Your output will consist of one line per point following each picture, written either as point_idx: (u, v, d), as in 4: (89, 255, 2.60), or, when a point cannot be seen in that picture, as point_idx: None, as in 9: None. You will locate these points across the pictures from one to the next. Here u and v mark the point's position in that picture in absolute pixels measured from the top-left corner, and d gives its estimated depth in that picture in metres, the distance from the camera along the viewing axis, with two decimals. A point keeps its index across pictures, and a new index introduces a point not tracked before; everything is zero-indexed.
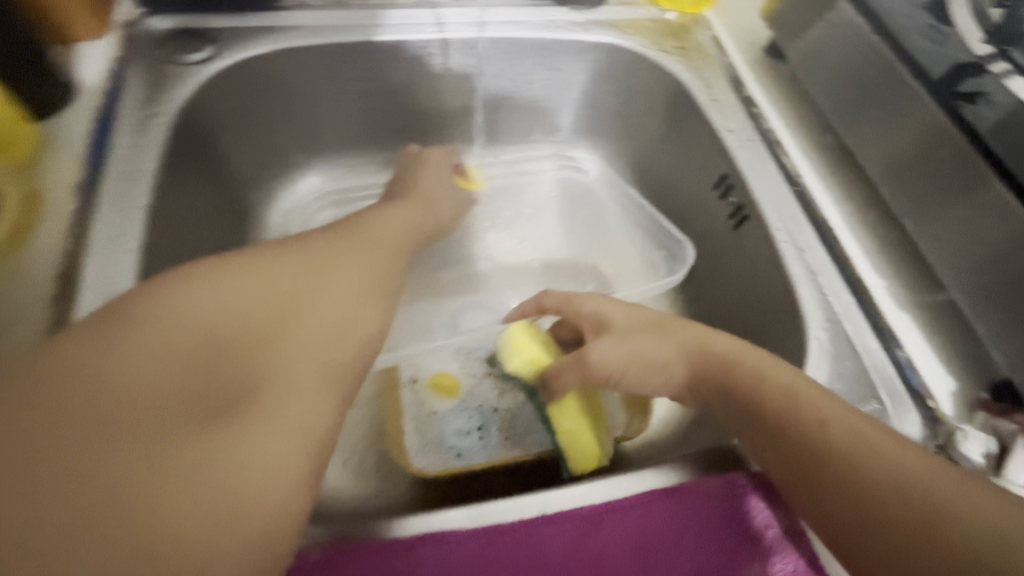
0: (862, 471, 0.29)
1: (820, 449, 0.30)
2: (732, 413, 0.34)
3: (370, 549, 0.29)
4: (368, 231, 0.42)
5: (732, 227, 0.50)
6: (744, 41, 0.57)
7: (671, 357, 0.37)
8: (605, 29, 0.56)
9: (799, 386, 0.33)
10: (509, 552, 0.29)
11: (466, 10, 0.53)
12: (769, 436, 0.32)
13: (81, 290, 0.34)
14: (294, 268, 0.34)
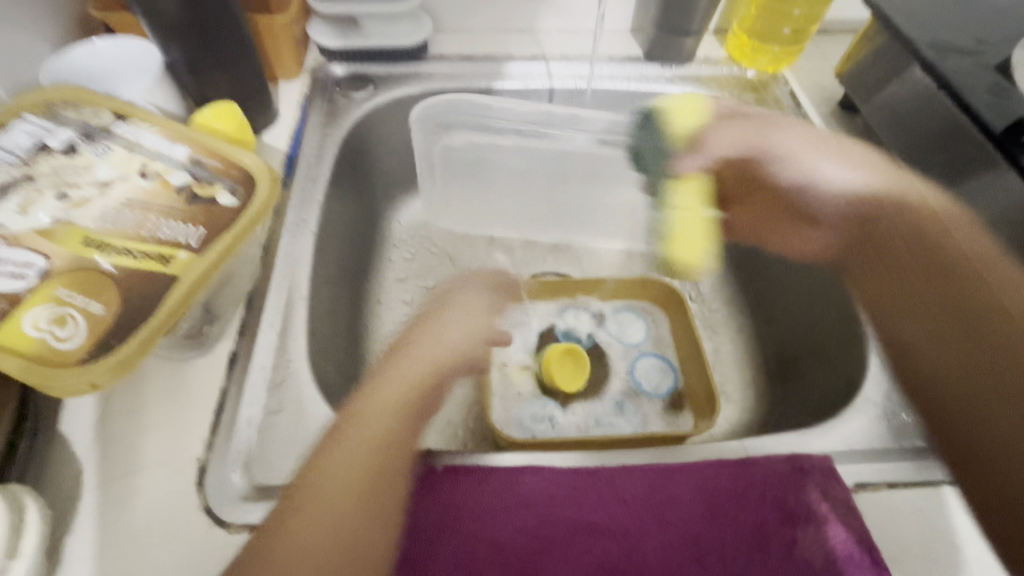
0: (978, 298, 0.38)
1: (942, 254, 0.40)
2: (903, 229, 0.42)
3: (486, 469, 0.37)
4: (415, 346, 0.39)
5: None
6: (819, 96, 0.64)
7: (844, 162, 0.45)
8: (690, 83, 0.65)
9: (988, 253, 0.39)
10: (594, 487, 0.36)
11: (573, 66, 0.64)
12: (945, 279, 0.40)
13: (277, 256, 0.46)
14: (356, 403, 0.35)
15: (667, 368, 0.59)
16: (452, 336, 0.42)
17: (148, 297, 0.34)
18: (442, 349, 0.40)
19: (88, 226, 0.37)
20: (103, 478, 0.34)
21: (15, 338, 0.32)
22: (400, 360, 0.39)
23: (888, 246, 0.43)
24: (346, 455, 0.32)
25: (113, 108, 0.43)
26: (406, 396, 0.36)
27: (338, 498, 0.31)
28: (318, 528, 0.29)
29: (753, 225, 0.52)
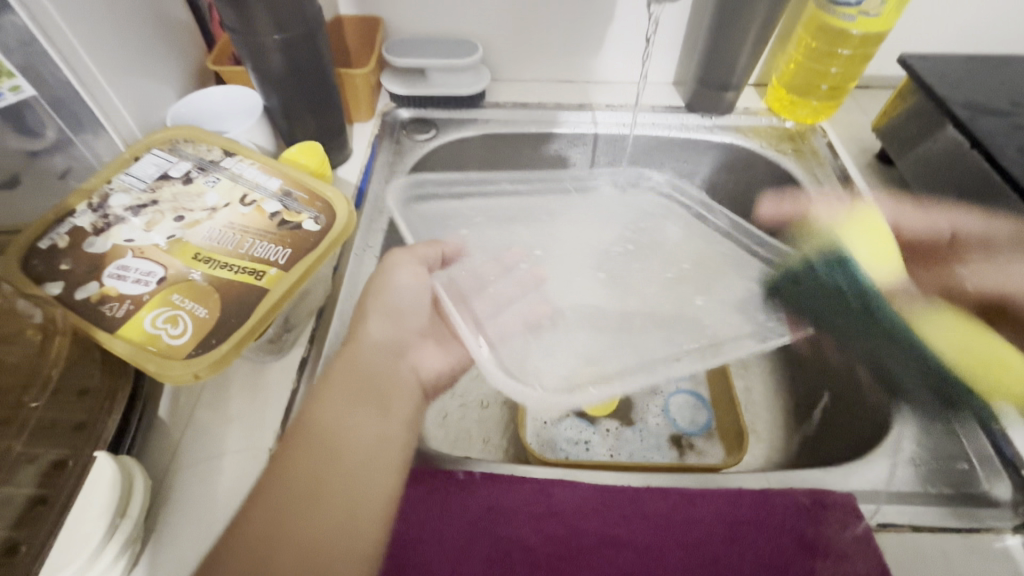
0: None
1: None
2: None
3: (519, 480, 0.40)
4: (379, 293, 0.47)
5: None
6: (857, 148, 0.66)
7: None
8: (729, 132, 0.69)
9: None
10: (620, 504, 0.39)
11: (620, 115, 0.69)
12: None
13: (346, 276, 0.52)
14: (342, 370, 0.41)
15: (699, 406, 0.60)
16: (401, 309, 0.47)
17: (242, 305, 0.41)
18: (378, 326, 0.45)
19: (197, 243, 0.44)
20: (192, 457, 0.40)
21: (139, 333, 0.39)
22: (360, 341, 0.44)
23: None
24: (323, 422, 0.38)
25: (221, 146, 0.50)
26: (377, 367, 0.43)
27: (316, 458, 0.36)
28: (300, 479, 0.35)
29: None
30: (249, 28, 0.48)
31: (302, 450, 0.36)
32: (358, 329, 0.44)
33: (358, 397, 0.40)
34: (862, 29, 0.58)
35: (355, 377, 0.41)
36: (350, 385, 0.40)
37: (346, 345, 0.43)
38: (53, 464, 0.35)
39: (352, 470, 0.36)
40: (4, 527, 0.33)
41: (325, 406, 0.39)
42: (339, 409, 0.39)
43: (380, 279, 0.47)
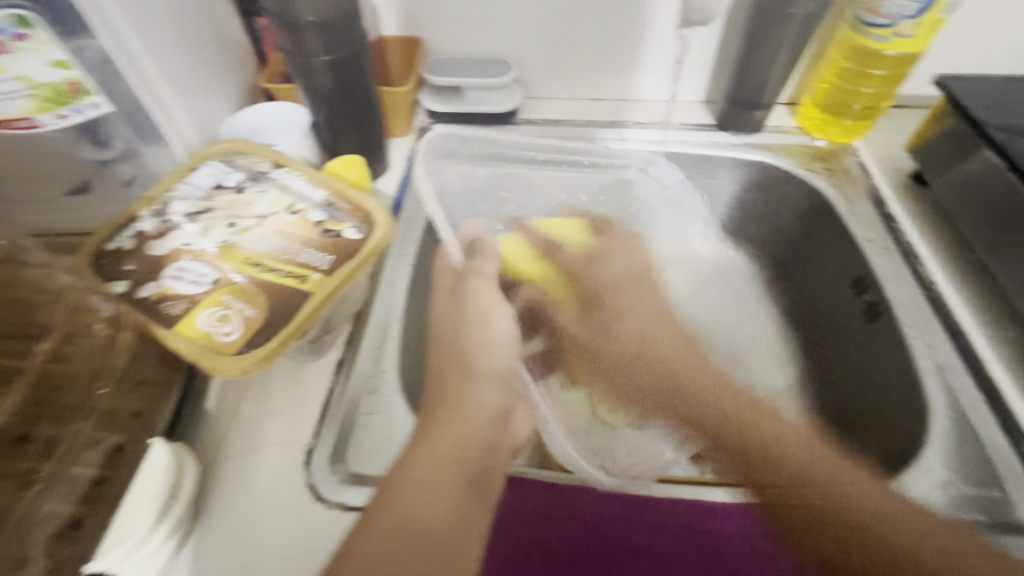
0: (785, 457, 0.46)
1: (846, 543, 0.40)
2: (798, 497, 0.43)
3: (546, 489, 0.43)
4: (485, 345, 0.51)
5: (867, 322, 0.57)
6: (890, 168, 0.66)
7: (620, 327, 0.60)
8: (759, 151, 0.70)
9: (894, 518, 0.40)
10: (639, 514, 0.42)
11: (650, 133, 0.71)
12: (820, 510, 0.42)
13: (381, 283, 0.54)
14: (442, 442, 0.41)
15: None
16: (492, 359, 0.50)
17: (288, 307, 0.44)
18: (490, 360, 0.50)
19: (247, 248, 0.47)
20: (235, 449, 0.43)
21: (191, 330, 0.42)
22: (468, 387, 0.47)
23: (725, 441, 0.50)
24: (436, 446, 0.41)
25: (271, 158, 0.54)
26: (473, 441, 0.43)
27: (438, 473, 0.39)
28: (429, 495, 0.37)
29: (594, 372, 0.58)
30: (301, 49, 0.52)
31: (417, 475, 0.38)
32: (450, 369, 0.49)
33: (455, 473, 0.40)
34: (897, 50, 0.58)
35: (453, 450, 0.41)
36: (449, 456, 0.40)
37: (452, 411, 0.45)
38: (114, 449, 0.39)
39: (462, 482, 0.40)
40: (71, 504, 0.36)
41: (425, 474, 0.38)
42: (438, 483, 0.38)
43: (454, 307, 0.53)
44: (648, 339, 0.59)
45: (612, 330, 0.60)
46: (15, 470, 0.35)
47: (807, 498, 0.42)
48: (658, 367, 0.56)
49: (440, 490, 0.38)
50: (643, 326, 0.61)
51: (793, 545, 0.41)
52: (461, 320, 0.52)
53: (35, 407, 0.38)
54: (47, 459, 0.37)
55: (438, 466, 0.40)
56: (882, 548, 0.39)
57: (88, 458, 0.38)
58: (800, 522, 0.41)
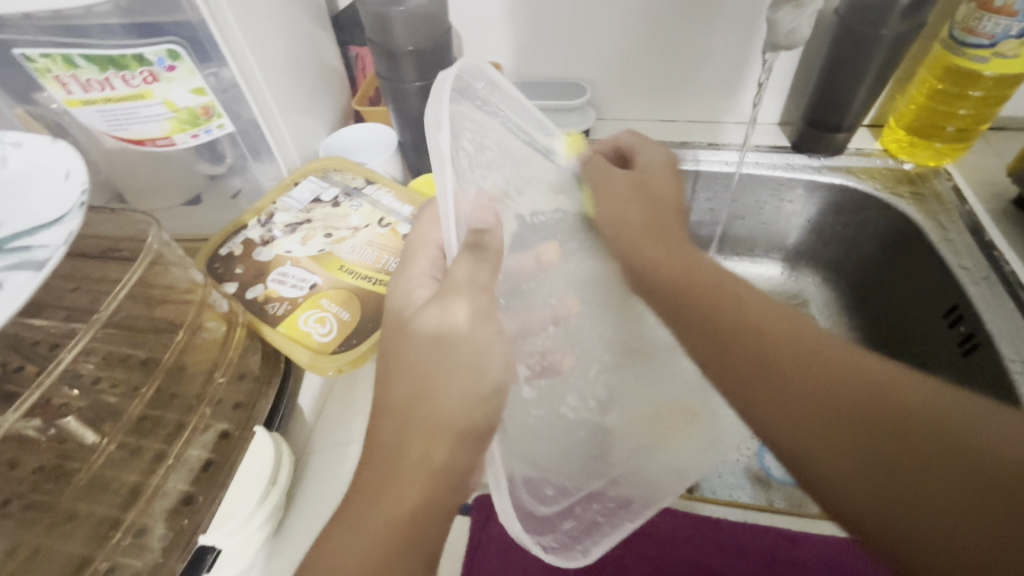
0: (790, 359, 0.32)
1: (751, 347, 0.34)
2: (704, 330, 0.36)
3: None
4: (449, 344, 0.34)
5: (962, 353, 0.55)
6: (989, 193, 0.62)
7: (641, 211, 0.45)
8: (838, 173, 0.68)
9: (745, 297, 0.37)
10: (720, 536, 0.45)
11: (722, 154, 0.70)
12: (725, 332, 0.35)
13: None
14: (369, 472, 0.34)
15: None
16: (467, 410, 0.33)
17: (380, 314, 0.47)
18: (448, 394, 0.33)
19: (342, 257, 0.51)
20: (324, 443, 0.46)
21: (294, 328, 0.46)
22: (415, 430, 0.33)
23: (697, 288, 0.38)
24: (373, 482, 0.33)
25: (364, 175, 0.58)
26: (429, 471, 0.33)
27: (380, 527, 0.32)
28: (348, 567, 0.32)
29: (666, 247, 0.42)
30: (396, 76, 0.56)
31: (339, 556, 0.32)
32: (410, 411, 0.34)
33: (391, 510, 0.32)
34: (995, 71, 0.56)
35: (394, 491, 0.32)
36: (389, 496, 0.33)
37: (392, 445, 0.33)
38: (223, 434, 0.43)
39: (401, 551, 0.32)
40: (186, 482, 0.40)
41: (338, 542, 0.33)
42: (369, 545, 0.32)
43: (433, 344, 0.34)
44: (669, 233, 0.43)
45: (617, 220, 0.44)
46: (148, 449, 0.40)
47: (851, 427, 0.29)
48: (697, 274, 0.39)
49: (356, 554, 0.32)
50: (634, 225, 0.43)
51: (798, 414, 0.31)
52: (448, 340, 0.34)
53: (163, 394, 0.42)
54: (172, 442, 0.41)
55: (369, 535, 0.32)
56: (938, 455, 0.26)
57: (199, 442, 0.42)
58: (820, 390, 0.31)
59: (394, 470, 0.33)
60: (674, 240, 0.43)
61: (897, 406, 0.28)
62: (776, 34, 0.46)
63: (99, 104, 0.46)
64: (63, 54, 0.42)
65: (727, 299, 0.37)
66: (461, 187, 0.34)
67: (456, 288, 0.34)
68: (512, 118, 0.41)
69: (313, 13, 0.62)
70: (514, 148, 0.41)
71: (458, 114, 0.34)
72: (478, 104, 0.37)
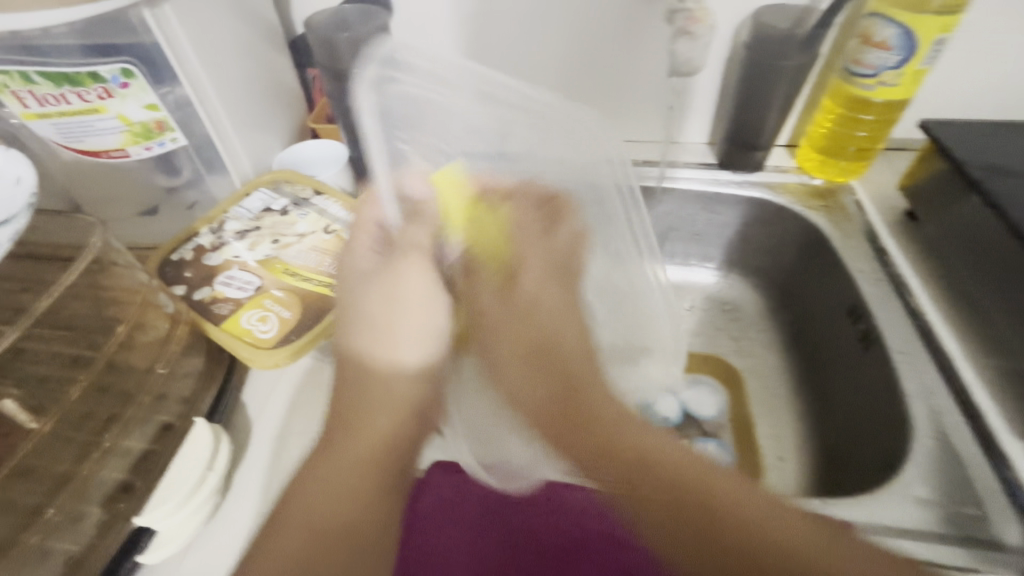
0: (732, 540, 0.34)
1: (702, 532, 0.34)
2: (655, 512, 0.35)
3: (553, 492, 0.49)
4: (400, 282, 0.45)
5: (859, 348, 0.60)
6: (886, 206, 0.69)
7: (518, 327, 0.45)
8: (758, 187, 0.74)
9: (673, 457, 0.37)
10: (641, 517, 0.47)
11: (653, 170, 0.76)
12: (669, 520, 0.35)
13: None
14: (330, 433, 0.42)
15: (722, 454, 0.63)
16: (417, 344, 0.45)
17: (320, 312, 0.50)
18: (405, 327, 0.45)
19: (287, 261, 0.54)
20: (261, 433, 0.48)
21: (237, 326, 0.49)
22: (375, 364, 0.44)
23: (628, 459, 0.37)
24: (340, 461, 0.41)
25: (313, 187, 0.62)
26: (402, 398, 0.43)
27: (350, 460, 0.41)
28: (320, 499, 0.39)
29: (541, 363, 0.43)
30: (344, 96, 0.61)
31: (312, 490, 0.39)
32: (369, 355, 0.44)
33: (362, 443, 0.42)
34: (883, 97, 0.63)
35: (361, 427, 0.42)
36: (353, 438, 0.42)
37: (356, 384, 0.44)
38: (164, 428, 0.45)
39: (375, 468, 0.41)
40: (121, 470, 0.42)
41: (311, 478, 0.40)
42: (342, 475, 0.40)
43: (383, 291, 0.45)
44: (586, 389, 0.40)
45: (504, 377, 0.44)
46: (75, 442, 0.41)
47: None
48: (630, 440, 0.38)
49: (319, 484, 0.40)
50: (526, 390, 0.42)
51: None
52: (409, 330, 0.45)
53: (96, 386, 0.43)
54: (103, 434, 0.42)
55: (342, 472, 0.40)
56: None
57: (140, 434, 0.44)
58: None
59: (358, 409, 0.42)
60: (629, 420, 0.39)
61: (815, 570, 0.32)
62: (677, 61, 0.51)
63: (53, 117, 0.49)
64: (19, 71, 0.45)
65: (701, 503, 0.35)
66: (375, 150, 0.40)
67: (405, 245, 0.46)
68: (503, 82, 0.42)
69: (267, 37, 0.65)
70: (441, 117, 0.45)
71: (395, 94, 0.39)
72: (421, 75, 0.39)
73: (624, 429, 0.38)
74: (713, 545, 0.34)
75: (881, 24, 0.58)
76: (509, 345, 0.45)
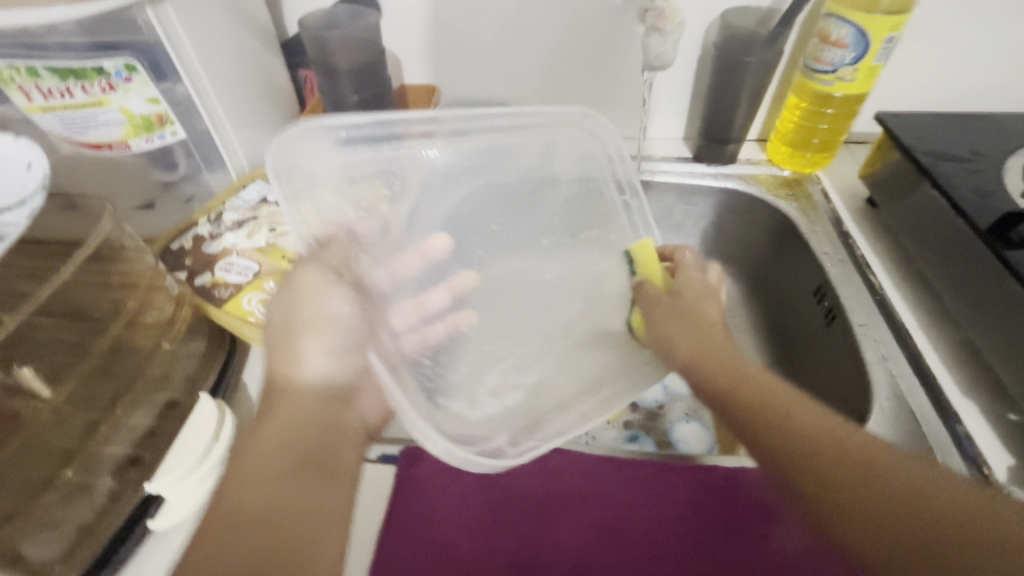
0: (891, 490, 0.32)
1: (864, 481, 0.33)
2: (804, 455, 0.36)
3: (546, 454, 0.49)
4: (300, 291, 0.41)
5: (825, 324, 0.65)
6: (849, 194, 0.74)
7: (696, 304, 0.48)
8: (731, 179, 0.79)
9: (833, 421, 0.37)
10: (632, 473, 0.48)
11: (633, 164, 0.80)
12: (817, 473, 0.34)
13: None
14: (255, 430, 0.37)
15: (704, 433, 0.62)
16: (328, 336, 0.41)
17: None
18: (320, 310, 0.41)
19: (285, 247, 0.57)
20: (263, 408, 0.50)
21: (237, 308, 0.51)
22: (286, 353, 0.40)
23: (783, 415, 0.38)
24: (240, 508, 0.33)
25: None
26: (312, 384, 0.40)
27: (276, 444, 0.36)
28: (252, 489, 0.33)
29: (695, 339, 0.45)
30: (336, 91, 0.64)
31: (244, 480, 0.34)
32: (283, 341, 0.41)
33: (285, 427, 0.37)
34: (841, 92, 0.68)
35: (282, 417, 0.38)
36: (275, 430, 0.37)
37: (269, 384, 0.40)
38: (167, 405, 0.47)
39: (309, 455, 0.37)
40: (128, 444, 0.44)
41: (236, 475, 0.34)
42: (277, 459, 0.35)
43: (287, 295, 0.42)
44: (784, 415, 0.38)
45: (667, 340, 0.46)
46: (83, 417, 0.43)
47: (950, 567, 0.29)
48: (774, 398, 0.40)
49: (249, 482, 0.34)
50: (685, 355, 0.45)
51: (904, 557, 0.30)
52: (313, 330, 0.41)
53: (102, 367, 0.45)
54: (109, 410, 0.44)
55: (273, 457, 0.35)
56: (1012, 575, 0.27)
57: (145, 410, 0.46)
58: (922, 528, 0.30)
59: (281, 399, 0.39)
60: (786, 390, 0.40)
61: (980, 529, 0.29)
62: (650, 56, 0.55)
63: (57, 110, 0.50)
64: (26, 65, 0.47)
65: (858, 459, 0.34)
66: (300, 197, 0.46)
67: (315, 257, 0.43)
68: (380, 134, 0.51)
69: (261, 38, 0.68)
70: (377, 172, 0.52)
71: (301, 154, 0.47)
72: (347, 147, 0.50)
73: (780, 394, 0.40)
74: (863, 492, 0.33)
75: (836, 24, 0.63)
76: (670, 327, 0.46)
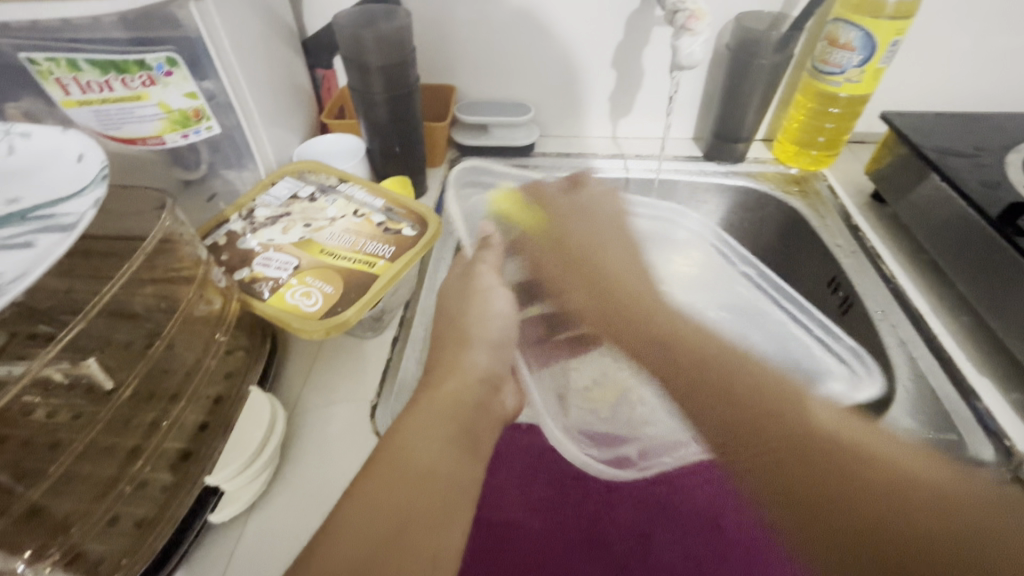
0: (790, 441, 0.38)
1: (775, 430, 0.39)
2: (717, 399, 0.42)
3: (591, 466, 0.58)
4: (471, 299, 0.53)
5: (841, 313, 0.68)
6: (855, 189, 0.78)
7: (575, 229, 0.60)
8: (742, 177, 0.81)
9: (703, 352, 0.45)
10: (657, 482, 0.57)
11: (648, 164, 0.83)
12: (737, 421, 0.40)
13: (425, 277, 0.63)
14: (422, 398, 0.44)
15: None
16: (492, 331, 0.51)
17: (361, 285, 0.53)
18: (491, 310, 0.52)
19: (322, 242, 0.57)
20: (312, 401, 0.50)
21: (279, 302, 0.51)
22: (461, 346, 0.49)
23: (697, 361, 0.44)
24: (413, 453, 0.39)
25: (337, 175, 0.65)
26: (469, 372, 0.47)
27: (437, 412, 0.42)
28: (415, 447, 0.39)
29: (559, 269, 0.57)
30: (367, 88, 0.65)
31: (407, 437, 0.40)
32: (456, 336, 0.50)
33: (444, 403, 0.44)
34: (848, 92, 0.71)
35: (445, 392, 0.44)
36: (437, 401, 0.43)
37: (441, 367, 0.47)
38: (215, 399, 0.46)
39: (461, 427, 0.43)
40: (182, 441, 0.43)
41: (405, 427, 0.41)
42: (435, 427, 0.41)
43: (463, 296, 0.53)
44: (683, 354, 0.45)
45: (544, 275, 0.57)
46: (143, 417, 0.42)
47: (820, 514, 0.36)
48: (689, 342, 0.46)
49: (408, 440, 0.40)
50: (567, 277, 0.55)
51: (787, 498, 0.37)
52: (484, 336, 0.51)
53: (159, 366, 0.44)
54: (169, 407, 0.43)
55: (433, 425, 0.41)
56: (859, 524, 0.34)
57: (195, 408, 0.45)
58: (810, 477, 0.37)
59: (447, 377, 0.46)
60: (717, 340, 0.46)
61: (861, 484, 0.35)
62: (679, 56, 0.57)
63: (94, 104, 0.50)
64: (67, 58, 0.47)
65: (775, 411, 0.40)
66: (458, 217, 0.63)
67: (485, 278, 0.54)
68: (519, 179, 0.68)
69: (286, 37, 0.68)
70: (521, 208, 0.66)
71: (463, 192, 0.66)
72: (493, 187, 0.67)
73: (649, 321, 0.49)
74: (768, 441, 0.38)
75: (844, 29, 0.66)
76: (536, 263, 0.58)
